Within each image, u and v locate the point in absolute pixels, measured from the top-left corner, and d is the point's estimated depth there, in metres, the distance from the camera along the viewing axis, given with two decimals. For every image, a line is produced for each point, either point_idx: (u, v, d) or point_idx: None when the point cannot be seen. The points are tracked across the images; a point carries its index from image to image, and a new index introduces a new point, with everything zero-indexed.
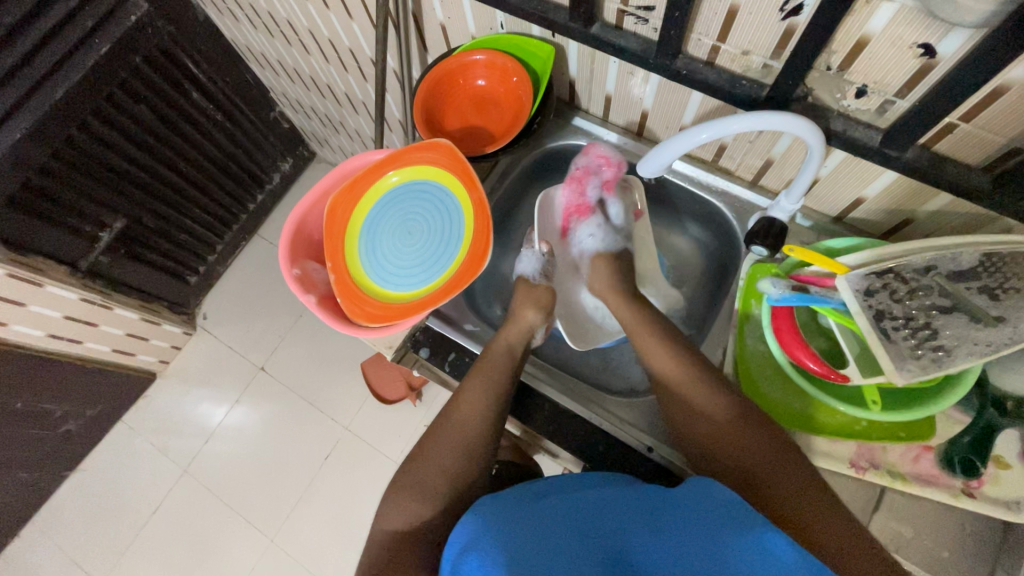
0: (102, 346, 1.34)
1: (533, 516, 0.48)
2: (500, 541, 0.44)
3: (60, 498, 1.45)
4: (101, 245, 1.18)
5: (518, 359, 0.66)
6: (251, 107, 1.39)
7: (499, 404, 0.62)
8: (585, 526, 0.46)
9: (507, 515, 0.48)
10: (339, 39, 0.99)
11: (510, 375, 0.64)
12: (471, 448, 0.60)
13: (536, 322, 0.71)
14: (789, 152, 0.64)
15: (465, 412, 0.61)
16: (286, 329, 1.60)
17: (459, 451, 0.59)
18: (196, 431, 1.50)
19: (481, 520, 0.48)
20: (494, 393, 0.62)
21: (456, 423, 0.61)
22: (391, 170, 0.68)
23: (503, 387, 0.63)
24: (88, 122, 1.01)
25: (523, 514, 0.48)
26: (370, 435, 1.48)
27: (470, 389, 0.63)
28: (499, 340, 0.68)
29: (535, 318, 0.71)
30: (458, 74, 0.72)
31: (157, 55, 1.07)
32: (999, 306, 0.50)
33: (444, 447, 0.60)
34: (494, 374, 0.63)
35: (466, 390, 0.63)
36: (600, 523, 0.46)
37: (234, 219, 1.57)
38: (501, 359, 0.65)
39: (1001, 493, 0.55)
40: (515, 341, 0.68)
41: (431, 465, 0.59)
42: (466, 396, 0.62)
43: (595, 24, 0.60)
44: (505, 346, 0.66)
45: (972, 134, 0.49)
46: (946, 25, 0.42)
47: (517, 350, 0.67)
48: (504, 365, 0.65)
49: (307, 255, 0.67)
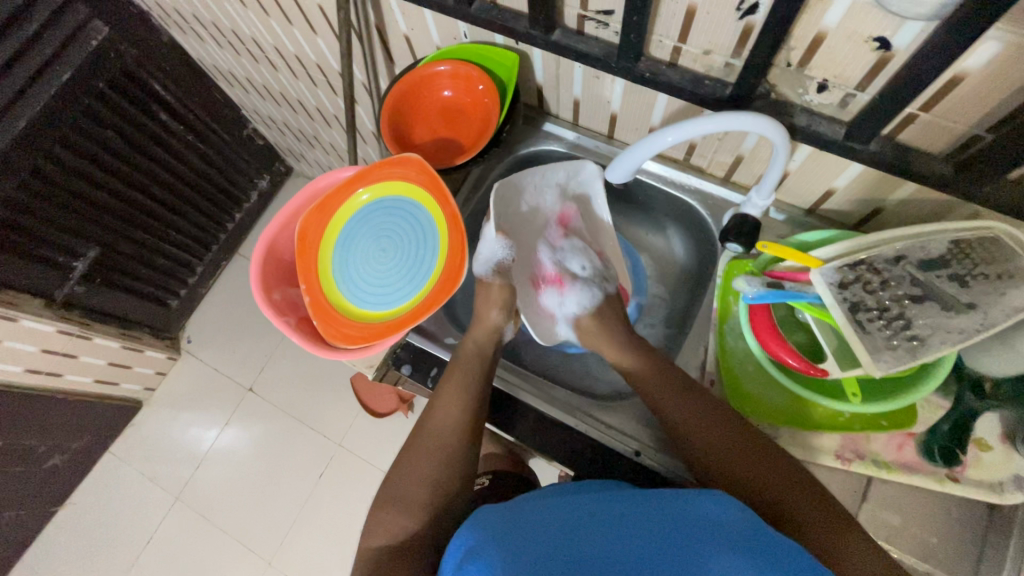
0: (83, 377, 1.32)
1: (534, 524, 0.47)
2: (498, 547, 0.44)
3: (50, 535, 1.42)
4: (75, 275, 1.15)
5: (489, 360, 0.66)
6: (223, 125, 1.37)
7: (473, 408, 0.62)
8: (587, 530, 0.45)
9: (507, 518, 0.48)
10: (305, 54, 0.98)
11: (480, 376, 0.64)
12: (448, 457, 0.60)
13: (501, 321, 0.69)
14: (757, 148, 0.64)
15: (438, 416, 0.61)
16: (272, 348, 1.58)
17: (436, 459, 0.59)
18: (186, 457, 1.48)
19: (479, 524, 0.47)
20: (467, 395, 0.62)
21: (431, 428, 0.61)
22: (360, 188, 0.67)
23: (474, 388, 0.62)
24: (53, 150, 0.98)
25: (522, 521, 0.47)
26: (364, 450, 1.46)
27: (444, 393, 0.62)
28: (467, 342, 0.67)
29: (499, 317, 0.69)
30: (424, 86, 0.72)
31: (122, 79, 1.05)
32: (969, 293, 0.51)
33: (421, 458, 0.59)
34: (466, 377, 0.63)
35: (441, 395, 0.62)
36: (600, 527, 0.46)
37: (213, 239, 1.54)
38: (471, 362, 0.65)
39: (984, 475, 0.55)
40: (483, 342, 0.67)
41: (410, 475, 0.59)
42: (442, 400, 0.62)
43: (556, 30, 0.60)
44: (474, 349, 0.66)
45: (934, 124, 0.49)
46: (899, 18, 0.42)
47: (487, 350, 0.66)
48: (476, 367, 0.64)
49: (280, 279, 0.66)
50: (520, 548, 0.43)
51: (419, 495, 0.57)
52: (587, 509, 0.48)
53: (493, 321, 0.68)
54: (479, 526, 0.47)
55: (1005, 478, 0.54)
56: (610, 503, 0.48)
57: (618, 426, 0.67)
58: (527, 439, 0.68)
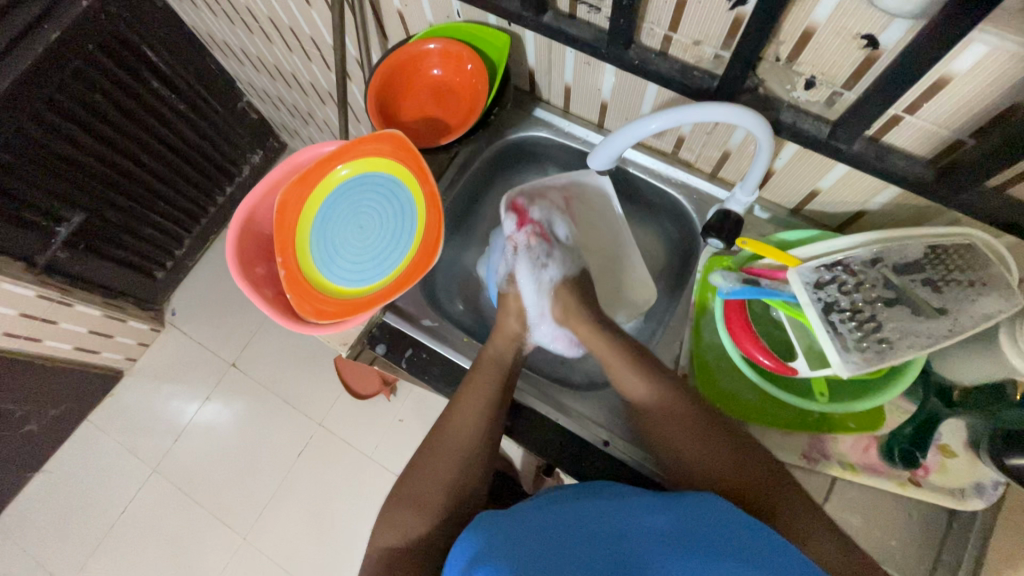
0: (63, 344, 1.30)
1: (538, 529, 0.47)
2: (502, 552, 0.44)
3: (25, 500, 1.41)
4: (57, 240, 1.13)
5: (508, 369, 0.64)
6: (215, 96, 1.34)
7: (490, 420, 0.60)
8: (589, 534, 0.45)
9: (505, 527, 0.48)
10: (299, 26, 0.96)
11: (502, 382, 0.62)
12: (466, 466, 0.58)
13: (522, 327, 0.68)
14: (745, 144, 0.63)
15: (463, 418, 0.60)
16: (257, 325, 1.57)
17: (455, 468, 0.58)
18: (166, 429, 1.47)
19: (485, 531, 0.48)
20: (490, 399, 0.61)
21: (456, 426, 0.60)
22: (341, 163, 0.66)
23: (496, 395, 0.61)
24: (39, 111, 0.97)
25: (530, 526, 0.47)
26: (344, 431, 1.46)
27: (465, 396, 0.61)
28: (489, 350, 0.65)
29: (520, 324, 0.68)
30: (414, 63, 0.71)
31: (113, 42, 1.02)
32: (941, 298, 0.51)
33: (440, 466, 0.58)
34: (490, 381, 0.62)
35: (462, 398, 0.61)
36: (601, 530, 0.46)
37: (203, 212, 1.53)
38: (491, 365, 0.64)
39: (946, 481, 0.56)
40: (504, 350, 0.66)
41: (426, 482, 0.57)
42: (464, 401, 0.61)
43: (548, 12, 0.59)
44: (494, 357, 0.64)
45: (918, 127, 0.49)
46: (887, 16, 0.42)
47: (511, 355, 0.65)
48: (497, 372, 0.63)
49: (257, 252, 0.64)
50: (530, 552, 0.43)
51: (426, 492, 0.57)
52: (585, 514, 0.48)
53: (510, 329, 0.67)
54: (485, 533, 0.47)
55: (965, 485, 0.55)
56: (605, 511, 0.49)
57: (589, 415, 0.67)
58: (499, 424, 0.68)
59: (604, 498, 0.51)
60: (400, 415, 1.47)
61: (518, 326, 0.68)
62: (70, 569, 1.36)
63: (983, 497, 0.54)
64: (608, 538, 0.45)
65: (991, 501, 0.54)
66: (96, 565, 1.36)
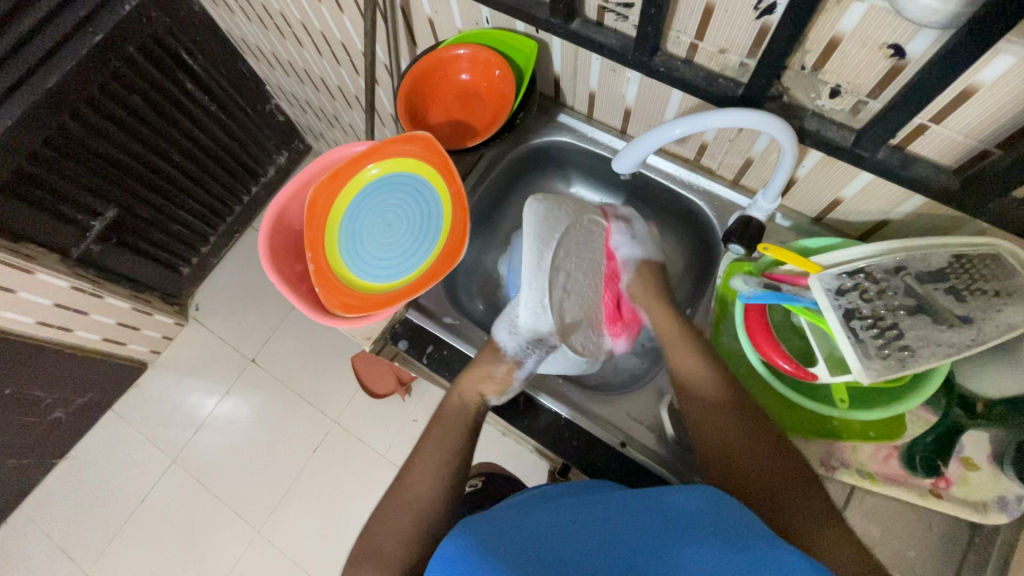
0: (92, 335, 1.34)
1: (536, 529, 0.47)
2: (497, 551, 0.43)
3: (48, 486, 1.45)
4: (92, 234, 1.17)
5: (473, 414, 0.66)
6: (244, 96, 1.38)
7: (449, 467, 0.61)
8: (592, 537, 0.45)
9: (478, 516, 0.50)
10: (331, 32, 0.99)
11: (468, 432, 0.64)
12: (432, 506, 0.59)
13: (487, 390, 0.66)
14: (767, 152, 0.64)
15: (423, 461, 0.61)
16: (277, 322, 1.60)
17: (425, 501, 0.59)
18: (186, 421, 1.51)
19: (474, 534, 0.46)
20: (453, 444, 0.63)
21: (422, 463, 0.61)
22: (371, 163, 0.68)
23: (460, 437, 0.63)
24: (79, 109, 1.00)
25: (523, 527, 0.47)
26: (358, 429, 1.48)
27: (433, 436, 0.64)
28: (453, 394, 0.67)
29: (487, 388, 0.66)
30: (443, 68, 0.73)
31: (152, 45, 1.06)
32: (965, 306, 0.51)
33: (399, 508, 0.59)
34: (451, 433, 0.64)
35: (424, 454, 0.62)
36: (602, 533, 0.45)
37: (228, 209, 1.57)
38: (455, 416, 0.65)
39: (969, 493, 0.55)
40: (466, 398, 0.66)
41: (387, 526, 0.58)
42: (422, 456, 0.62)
43: (576, 20, 0.60)
44: (458, 402, 0.66)
45: (943, 136, 0.49)
46: (914, 26, 0.42)
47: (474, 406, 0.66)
48: (461, 422, 0.65)
49: (286, 246, 0.66)
50: (524, 549, 0.43)
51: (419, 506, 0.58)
52: (588, 513, 0.49)
53: (481, 390, 0.66)
54: (473, 532, 0.46)
55: (989, 498, 0.54)
56: (605, 509, 0.50)
57: (607, 417, 0.68)
58: (516, 422, 0.70)
59: (603, 497, 0.52)
60: (413, 414, 1.48)
61: (491, 390, 0.66)
62: (90, 554, 1.39)
63: (1007, 512, 0.53)
64: (588, 526, 0.47)
65: (1015, 516, 0.53)
66: (114, 553, 1.39)
